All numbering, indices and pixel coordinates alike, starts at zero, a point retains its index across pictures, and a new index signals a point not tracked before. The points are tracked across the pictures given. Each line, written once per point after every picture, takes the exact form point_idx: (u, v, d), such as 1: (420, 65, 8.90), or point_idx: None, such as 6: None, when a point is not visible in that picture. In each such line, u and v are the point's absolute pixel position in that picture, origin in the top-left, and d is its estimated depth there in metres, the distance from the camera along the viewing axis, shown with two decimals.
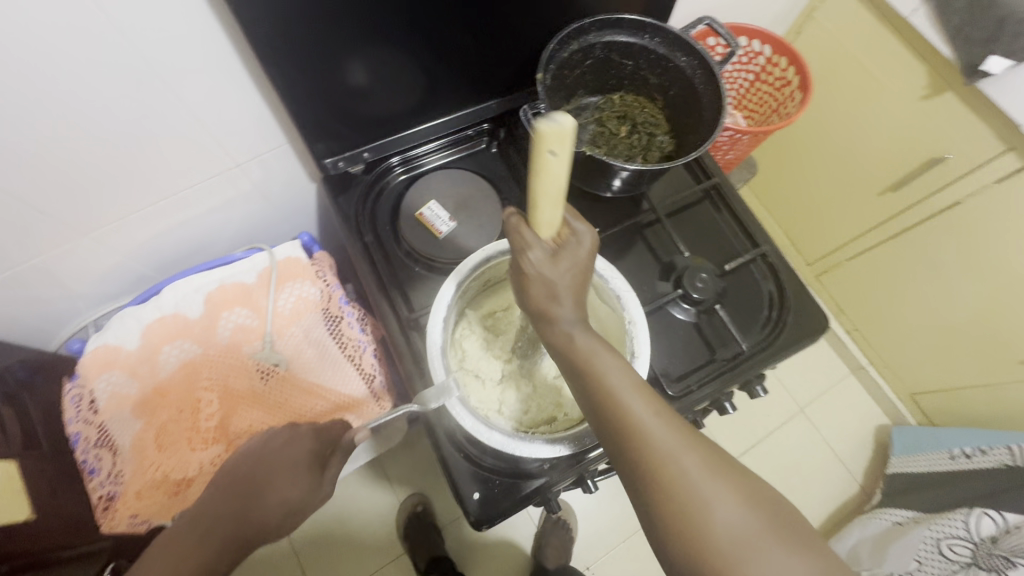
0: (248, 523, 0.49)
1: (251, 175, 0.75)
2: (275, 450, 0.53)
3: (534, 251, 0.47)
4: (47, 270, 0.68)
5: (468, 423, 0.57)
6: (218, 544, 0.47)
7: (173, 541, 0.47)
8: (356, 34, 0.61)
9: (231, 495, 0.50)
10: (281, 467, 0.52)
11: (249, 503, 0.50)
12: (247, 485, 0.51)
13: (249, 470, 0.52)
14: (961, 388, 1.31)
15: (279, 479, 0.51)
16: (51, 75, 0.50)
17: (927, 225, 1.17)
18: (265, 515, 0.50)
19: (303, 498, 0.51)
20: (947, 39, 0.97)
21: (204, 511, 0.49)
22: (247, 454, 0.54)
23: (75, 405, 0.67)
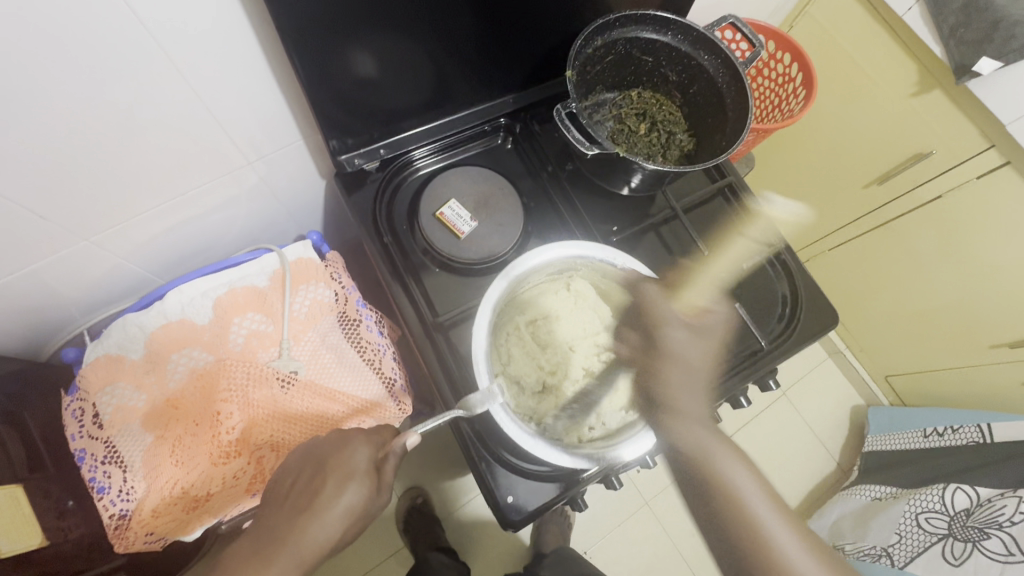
0: (312, 535, 0.48)
1: (260, 172, 0.71)
2: (328, 457, 0.51)
3: (678, 329, 0.58)
4: (40, 278, 0.63)
5: (511, 430, 0.57)
6: (284, 558, 0.47)
7: (240, 565, 0.47)
8: (368, 21, 0.57)
9: (290, 511, 0.49)
10: (338, 474, 0.50)
11: (311, 514, 0.48)
12: (305, 498, 0.50)
13: (306, 479, 0.51)
14: (934, 370, 1.40)
15: (339, 488, 0.49)
16: (55, 74, 0.45)
17: (910, 219, 1.22)
18: (328, 526, 0.48)
19: (364, 504, 0.50)
20: (938, 40, 1.00)
21: (265, 529, 0.49)
22: (295, 466, 0.53)
23: (77, 420, 0.63)
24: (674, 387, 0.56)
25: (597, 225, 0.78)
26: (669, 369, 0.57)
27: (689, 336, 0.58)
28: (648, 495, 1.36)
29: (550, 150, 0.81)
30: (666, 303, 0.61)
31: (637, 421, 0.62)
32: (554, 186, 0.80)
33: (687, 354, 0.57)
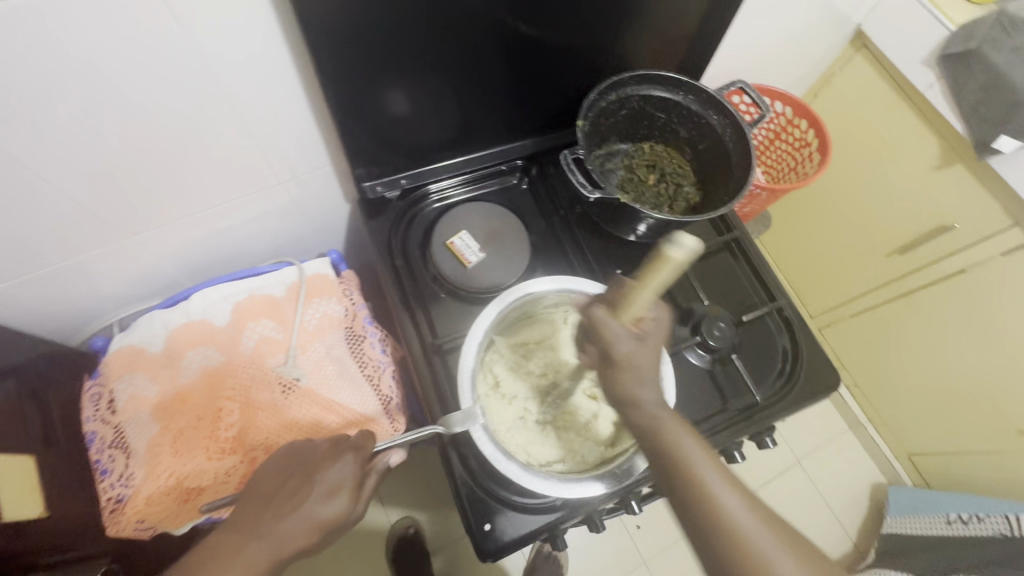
0: (284, 538, 0.49)
1: (291, 192, 0.78)
2: (312, 467, 0.53)
3: (623, 340, 0.53)
4: (83, 270, 0.70)
5: (487, 449, 0.59)
6: (260, 561, 0.48)
7: (211, 554, 0.48)
8: (403, 67, 0.65)
9: (268, 509, 0.51)
10: (320, 487, 0.51)
11: (287, 520, 0.50)
12: (287, 500, 0.51)
13: (286, 487, 0.52)
14: (959, 453, 1.32)
15: (319, 500, 0.50)
16: (122, 87, 0.53)
17: (933, 290, 1.21)
18: (302, 535, 0.49)
19: (340, 518, 0.51)
20: (959, 115, 1.02)
21: (238, 528, 0.50)
22: (278, 467, 0.54)
23: (94, 404, 0.68)
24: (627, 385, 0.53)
25: (601, 266, 0.81)
26: (625, 376, 0.53)
27: (639, 349, 0.54)
28: (645, 553, 1.30)
29: (563, 194, 0.85)
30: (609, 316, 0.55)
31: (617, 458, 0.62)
32: (563, 229, 0.83)
33: (639, 365, 0.53)
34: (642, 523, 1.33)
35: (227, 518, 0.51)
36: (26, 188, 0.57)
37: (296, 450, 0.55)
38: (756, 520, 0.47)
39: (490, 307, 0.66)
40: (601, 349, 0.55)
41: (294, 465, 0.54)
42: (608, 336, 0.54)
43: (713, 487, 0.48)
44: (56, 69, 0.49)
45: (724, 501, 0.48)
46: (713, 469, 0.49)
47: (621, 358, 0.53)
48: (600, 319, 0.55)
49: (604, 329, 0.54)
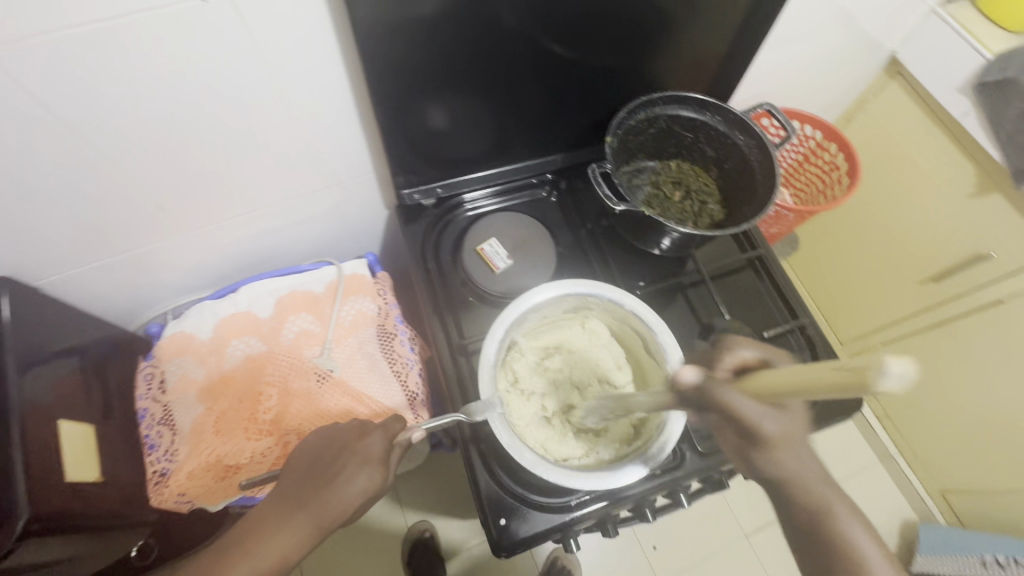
0: (325, 509, 0.52)
1: (335, 197, 0.83)
2: (343, 444, 0.56)
3: (770, 419, 0.48)
4: (147, 260, 0.77)
5: (505, 440, 0.61)
6: (305, 530, 0.52)
7: (261, 525, 0.52)
8: (447, 84, 0.70)
9: (308, 483, 0.54)
10: (353, 462, 0.54)
11: (326, 493, 0.53)
12: (326, 475, 0.54)
13: (321, 463, 0.55)
14: (995, 492, 1.26)
15: (353, 473, 0.54)
16: (201, 97, 0.59)
17: (970, 320, 1.18)
18: (341, 505, 0.52)
19: (373, 489, 0.54)
20: (996, 143, 1.02)
21: (282, 501, 0.54)
22: (312, 446, 0.57)
23: (147, 382, 0.74)
24: (779, 461, 0.50)
25: (624, 277, 0.83)
26: (779, 453, 0.49)
27: (784, 418, 0.49)
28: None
29: (590, 207, 0.88)
30: (742, 396, 0.46)
31: (630, 456, 0.64)
32: (589, 240, 0.86)
33: (793, 433, 0.49)
34: (658, 544, 1.31)
35: (272, 492, 0.55)
36: (109, 184, 0.64)
37: (329, 429, 0.59)
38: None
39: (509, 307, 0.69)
40: (740, 428, 0.48)
41: (328, 445, 0.57)
42: (747, 417, 0.47)
43: (871, 561, 0.47)
44: (148, 82, 0.55)
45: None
46: (868, 540, 0.48)
47: (774, 439, 0.48)
48: (732, 399, 0.47)
49: (740, 408, 0.47)
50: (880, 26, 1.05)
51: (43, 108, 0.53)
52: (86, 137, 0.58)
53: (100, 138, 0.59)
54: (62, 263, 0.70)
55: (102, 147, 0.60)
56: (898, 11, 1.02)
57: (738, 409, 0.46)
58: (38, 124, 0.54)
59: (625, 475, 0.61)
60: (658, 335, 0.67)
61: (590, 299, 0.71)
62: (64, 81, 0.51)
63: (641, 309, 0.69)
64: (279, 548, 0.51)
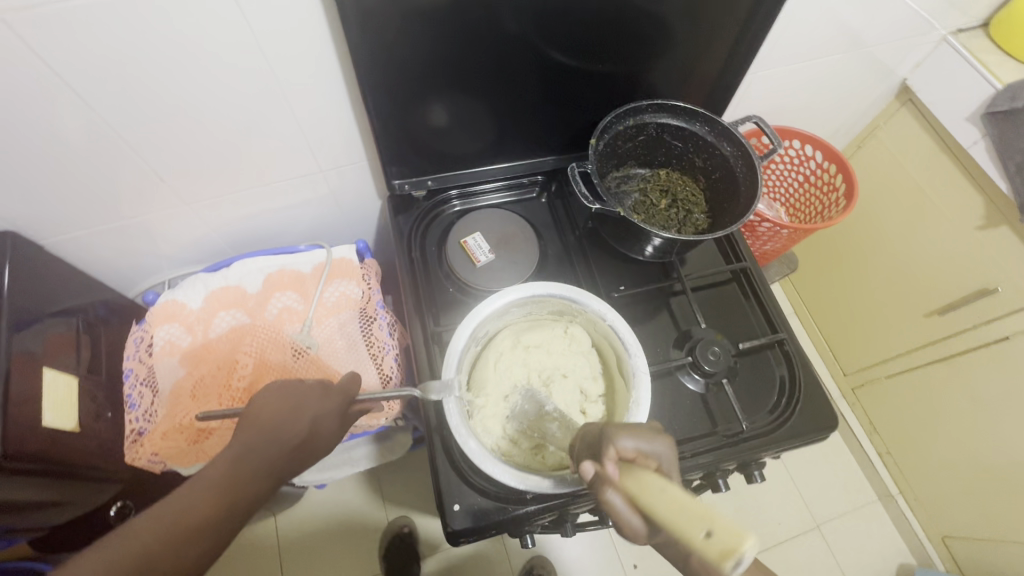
0: (297, 463, 0.56)
1: (330, 182, 0.87)
2: (309, 402, 0.58)
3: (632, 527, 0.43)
4: (146, 230, 0.81)
5: (454, 422, 0.61)
6: (273, 482, 0.54)
7: (222, 481, 0.51)
8: (440, 82, 0.73)
9: (277, 441, 0.54)
10: (322, 421, 0.58)
11: (298, 450, 0.56)
12: (301, 438, 0.56)
13: (287, 423, 0.56)
14: (998, 540, 1.19)
15: (323, 431, 0.58)
16: (202, 76, 0.63)
17: (973, 356, 1.15)
18: (310, 458, 0.57)
19: (332, 447, 0.59)
20: (1005, 174, 0.99)
21: (248, 458, 0.53)
22: (275, 407, 0.57)
23: (135, 345, 0.78)
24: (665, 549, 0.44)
25: (605, 280, 0.84)
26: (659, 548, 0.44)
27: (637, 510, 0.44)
28: None
29: (578, 210, 0.89)
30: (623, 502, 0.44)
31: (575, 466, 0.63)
32: (574, 242, 0.87)
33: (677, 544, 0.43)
34: (638, 563, 1.28)
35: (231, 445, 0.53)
36: (113, 154, 0.68)
37: (288, 390, 0.58)
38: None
39: (487, 300, 0.68)
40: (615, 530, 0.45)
41: (293, 406, 0.57)
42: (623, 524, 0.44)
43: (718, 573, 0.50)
44: (152, 59, 0.59)
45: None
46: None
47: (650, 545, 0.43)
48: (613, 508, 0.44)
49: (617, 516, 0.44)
50: (888, 52, 1.05)
51: (56, 75, 0.57)
52: (92, 103, 0.62)
53: (107, 108, 0.63)
54: (67, 225, 0.75)
55: (109, 117, 0.64)
56: (908, 37, 1.02)
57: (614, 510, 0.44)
58: (52, 90, 0.58)
59: (559, 483, 0.60)
60: (632, 357, 0.66)
61: (573, 306, 0.71)
62: (74, 49, 0.55)
63: (621, 326, 0.68)
64: (246, 500, 0.52)
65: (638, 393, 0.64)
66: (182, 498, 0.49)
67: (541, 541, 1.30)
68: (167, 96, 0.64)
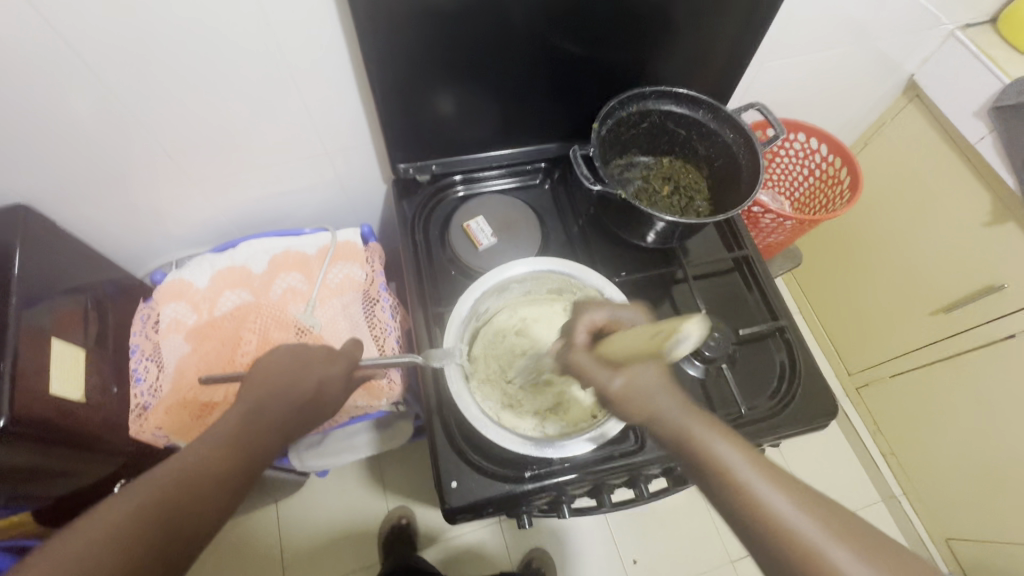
0: (302, 421, 0.58)
1: (336, 167, 0.88)
2: (314, 362, 0.60)
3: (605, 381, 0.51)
4: (155, 210, 0.83)
5: (456, 390, 0.62)
6: (278, 440, 0.56)
7: (229, 436, 0.52)
8: (446, 69, 0.74)
9: (284, 399, 0.57)
10: (327, 383, 0.60)
11: (304, 410, 0.58)
12: (305, 399, 0.58)
13: (292, 384, 0.58)
14: (1003, 542, 1.18)
15: (328, 393, 0.60)
16: (213, 57, 0.64)
17: (980, 354, 1.14)
18: (315, 418, 0.59)
19: (335, 410, 0.61)
20: (1012, 171, 0.99)
21: (254, 416, 0.54)
22: (282, 365, 0.58)
23: (143, 322, 0.80)
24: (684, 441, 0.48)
25: (606, 266, 0.84)
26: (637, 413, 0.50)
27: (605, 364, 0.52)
28: None
29: (581, 199, 0.90)
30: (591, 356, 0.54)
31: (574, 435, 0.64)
32: (577, 229, 0.87)
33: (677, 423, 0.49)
34: (637, 558, 1.28)
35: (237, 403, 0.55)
36: (126, 133, 0.70)
37: (296, 353, 0.60)
38: (814, 523, 0.42)
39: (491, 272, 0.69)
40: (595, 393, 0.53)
41: (298, 366, 0.59)
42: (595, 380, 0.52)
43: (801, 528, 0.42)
44: (164, 39, 0.61)
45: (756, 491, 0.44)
46: (749, 465, 0.46)
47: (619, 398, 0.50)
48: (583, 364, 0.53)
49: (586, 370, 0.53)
50: (895, 46, 1.05)
51: (73, 53, 0.59)
52: (104, 79, 0.63)
53: (122, 87, 0.64)
54: (78, 204, 0.76)
55: (123, 97, 0.66)
56: (915, 32, 1.02)
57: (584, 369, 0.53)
58: (67, 67, 0.60)
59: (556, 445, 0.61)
60: None
61: (573, 282, 0.71)
62: (86, 24, 0.56)
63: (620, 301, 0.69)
64: (256, 451, 0.53)
65: None
66: (194, 456, 0.50)
67: (542, 532, 1.30)
68: (179, 78, 0.66)
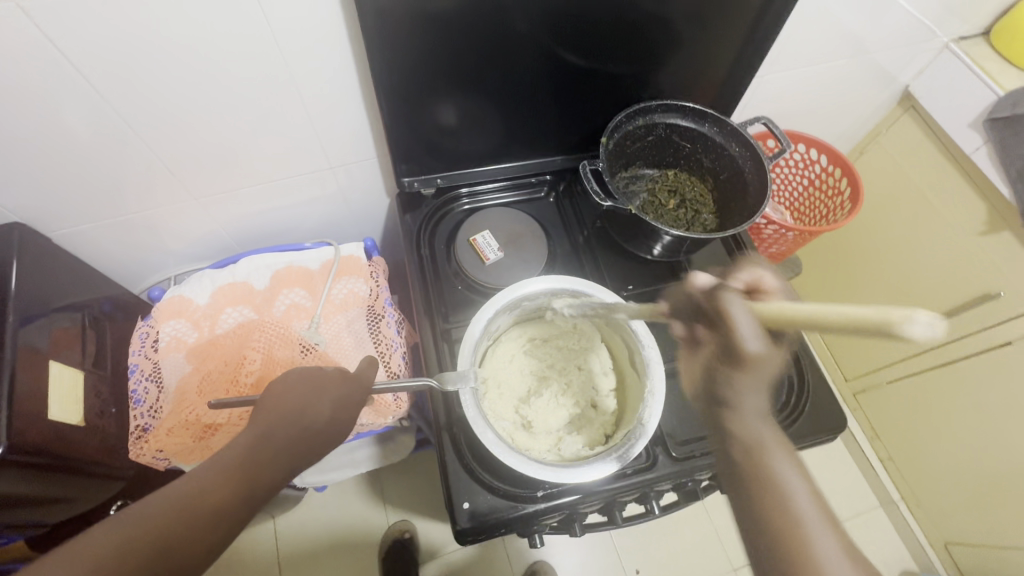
0: (312, 450, 0.55)
1: (339, 180, 0.87)
2: (326, 387, 0.57)
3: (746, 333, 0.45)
4: (152, 224, 0.81)
5: (470, 412, 0.61)
6: (285, 469, 0.53)
7: (234, 464, 0.51)
8: (451, 82, 0.73)
9: (293, 428, 0.54)
10: (339, 410, 0.57)
11: (313, 440, 0.55)
12: (316, 428, 0.55)
13: (302, 412, 0.55)
14: (1001, 546, 1.19)
15: (340, 421, 0.57)
16: (215, 71, 0.63)
17: (976, 361, 1.15)
18: (325, 446, 0.57)
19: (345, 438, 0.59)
20: (1006, 181, 1.00)
21: (262, 444, 0.52)
22: (294, 391, 0.56)
23: (141, 340, 0.77)
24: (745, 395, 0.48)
25: (614, 280, 0.84)
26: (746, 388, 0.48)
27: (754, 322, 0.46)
28: None
29: (586, 211, 0.89)
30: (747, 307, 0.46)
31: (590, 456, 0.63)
32: (584, 243, 0.87)
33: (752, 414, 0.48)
34: (641, 569, 1.27)
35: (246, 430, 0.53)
36: (123, 147, 0.68)
37: (309, 376, 0.57)
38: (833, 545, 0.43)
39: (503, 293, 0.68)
40: (723, 341, 0.47)
41: (311, 392, 0.56)
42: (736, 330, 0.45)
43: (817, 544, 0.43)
44: (165, 53, 0.59)
45: (793, 497, 0.45)
46: (798, 478, 0.46)
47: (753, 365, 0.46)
48: (731, 307, 0.46)
49: (736, 317, 0.46)
50: (891, 59, 1.06)
51: (71, 66, 0.57)
52: (103, 94, 0.61)
53: (121, 101, 0.63)
54: (74, 220, 0.74)
55: (123, 110, 0.64)
56: (910, 45, 1.03)
57: (734, 314, 0.46)
58: (65, 80, 0.58)
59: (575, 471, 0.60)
60: (647, 348, 0.65)
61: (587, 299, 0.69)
62: (89, 38, 0.55)
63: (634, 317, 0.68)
64: (261, 481, 0.52)
65: (653, 384, 0.64)
66: (193, 478, 0.49)
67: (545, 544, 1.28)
68: (181, 91, 0.64)
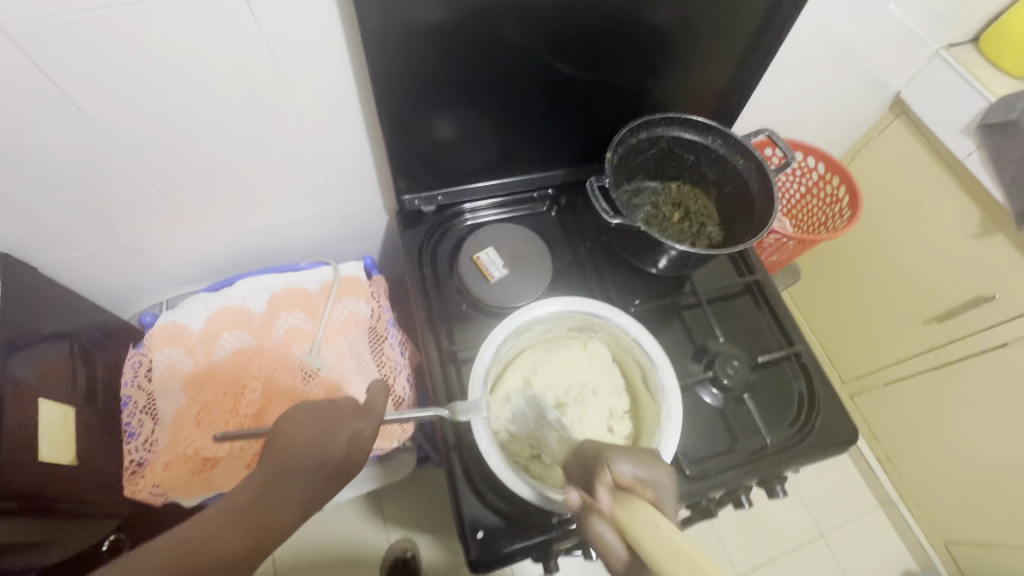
0: (326, 490, 0.53)
1: (335, 198, 0.85)
2: (338, 423, 0.55)
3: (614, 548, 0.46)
4: (142, 247, 0.77)
5: (484, 444, 0.60)
6: (297, 512, 0.51)
7: (243, 509, 0.49)
8: (451, 97, 0.72)
9: (306, 472, 0.51)
10: (353, 447, 0.55)
11: (329, 481, 0.53)
12: (332, 468, 0.53)
13: (314, 454, 0.52)
14: (1001, 544, 1.20)
15: (354, 459, 0.55)
16: (209, 91, 0.61)
17: (972, 362, 1.16)
18: (340, 484, 0.54)
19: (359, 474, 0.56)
20: (999, 185, 1.02)
21: (278, 488, 0.50)
22: (304, 430, 0.53)
23: (133, 369, 0.74)
24: None
25: (620, 295, 0.83)
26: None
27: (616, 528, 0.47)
28: None
29: (589, 225, 0.88)
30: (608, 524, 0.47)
31: None
32: (588, 257, 0.86)
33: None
34: None
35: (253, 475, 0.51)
36: (112, 171, 0.66)
37: (320, 411, 0.55)
38: None
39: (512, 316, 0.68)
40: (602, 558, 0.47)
41: (322, 429, 0.54)
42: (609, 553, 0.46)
43: None
44: (156, 73, 0.57)
45: None
46: None
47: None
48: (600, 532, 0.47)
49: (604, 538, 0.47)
50: (883, 65, 1.07)
51: (56, 89, 0.55)
52: (93, 119, 0.59)
53: (109, 122, 0.60)
54: (59, 246, 0.71)
55: (112, 133, 0.61)
56: (902, 52, 1.04)
57: (599, 535, 0.47)
58: (49, 103, 0.56)
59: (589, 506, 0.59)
60: (659, 372, 0.66)
61: (596, 321, 0.71)
62: (80, 63, 0.53)
63: (646, 340, 0.68)
64: (273, 526, 0.50)
65: (668, 407, 0.64)
66: (205, 531, 0.47)
67: None
68: (172, 112, 0.62)
